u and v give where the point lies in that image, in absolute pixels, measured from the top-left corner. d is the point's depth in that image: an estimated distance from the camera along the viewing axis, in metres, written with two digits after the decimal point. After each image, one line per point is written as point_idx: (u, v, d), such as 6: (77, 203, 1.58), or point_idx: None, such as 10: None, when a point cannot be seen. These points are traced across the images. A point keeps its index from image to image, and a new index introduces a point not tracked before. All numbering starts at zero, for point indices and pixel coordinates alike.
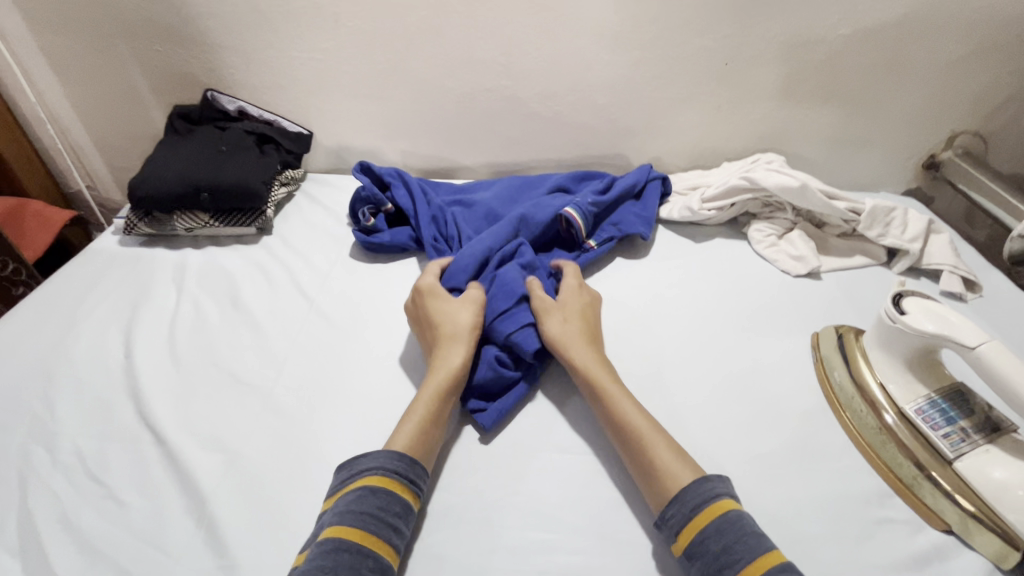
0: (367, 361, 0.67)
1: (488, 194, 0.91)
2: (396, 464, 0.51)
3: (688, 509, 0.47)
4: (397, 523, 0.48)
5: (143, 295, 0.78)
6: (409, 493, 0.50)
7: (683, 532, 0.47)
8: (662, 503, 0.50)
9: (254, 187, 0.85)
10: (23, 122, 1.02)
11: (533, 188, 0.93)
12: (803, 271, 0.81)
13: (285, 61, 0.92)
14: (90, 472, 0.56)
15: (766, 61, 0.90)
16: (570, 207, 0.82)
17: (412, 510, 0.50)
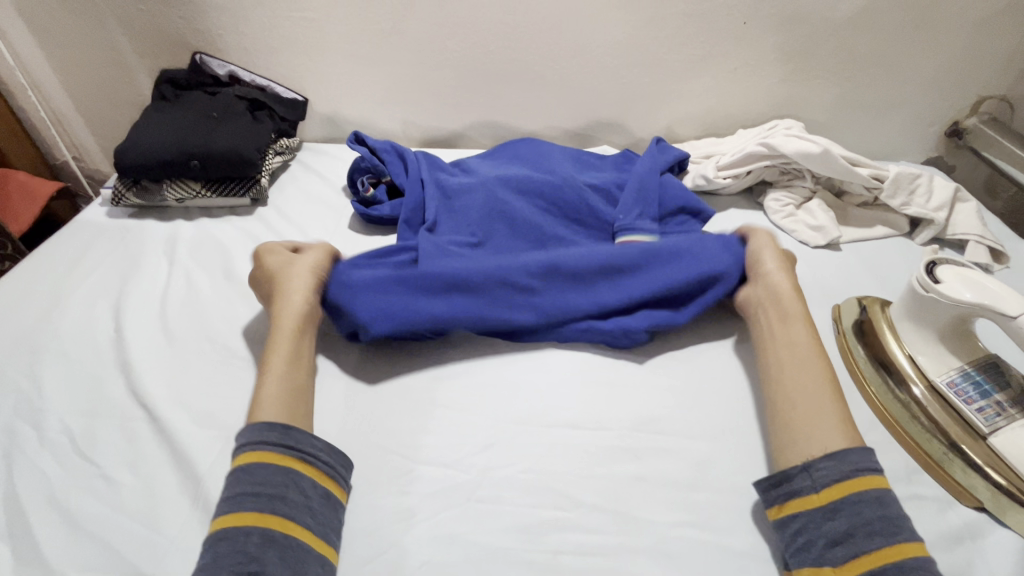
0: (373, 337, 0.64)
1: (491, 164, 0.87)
2: (262, 435, 0.48)
3: (845, 471, 0.45)
4: (284, 493, 0.45)
5: (133, 268, 0.74)
6: (291, 459, 0.48)
7: (833, 489, 0.45)
8: (811, 455, 0.48)
9: (247, 154, 0.80)
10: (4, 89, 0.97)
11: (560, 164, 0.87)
12: (822, 241, 0.77)
13: (276, 20, 0.87)
14: (79, 449, 0.53)
15: (788, 19, 0.84)
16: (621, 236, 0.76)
17: (304, 478, 0.47)
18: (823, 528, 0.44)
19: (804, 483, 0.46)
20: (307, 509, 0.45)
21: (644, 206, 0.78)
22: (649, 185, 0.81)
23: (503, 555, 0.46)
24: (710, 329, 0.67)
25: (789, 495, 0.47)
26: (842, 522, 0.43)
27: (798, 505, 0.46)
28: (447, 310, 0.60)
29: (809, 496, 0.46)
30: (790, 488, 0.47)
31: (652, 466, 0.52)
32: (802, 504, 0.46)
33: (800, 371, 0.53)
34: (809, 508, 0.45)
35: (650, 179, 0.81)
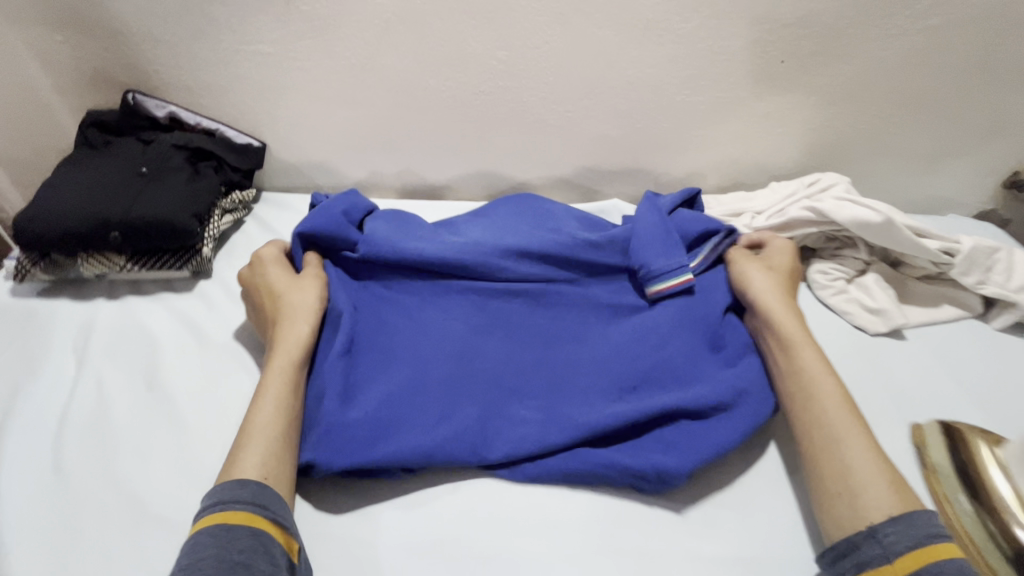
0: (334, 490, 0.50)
1: (484, 222, 0.73)
2: (235, 496, 0.44)
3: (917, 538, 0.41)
4: (252, 561, 0.40)
5: (30, 372, 0.59)
6: (264, 522, 0.43)
7: (914, 556, 0.40)
8: (873, 520, 0.44)
9: (183, 222, 0.66)
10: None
11: (553, 222, 0.73)
12: (883, 328, 0.64)
13: (224, 54, 0.72)
14: None
15: (834, 57, 0.72)
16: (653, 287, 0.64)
17: (272, 542, 0.42)
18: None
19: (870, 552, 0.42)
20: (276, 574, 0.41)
21: (665, 242, 0.66)
22: (664, 225, 0.68)
23: None
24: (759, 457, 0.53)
25: (862, 565, 0.42)
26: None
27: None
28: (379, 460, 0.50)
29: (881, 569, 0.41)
30: (860, 558, 0.42)
31: None
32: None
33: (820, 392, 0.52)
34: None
35: (660, 218, 0.69)
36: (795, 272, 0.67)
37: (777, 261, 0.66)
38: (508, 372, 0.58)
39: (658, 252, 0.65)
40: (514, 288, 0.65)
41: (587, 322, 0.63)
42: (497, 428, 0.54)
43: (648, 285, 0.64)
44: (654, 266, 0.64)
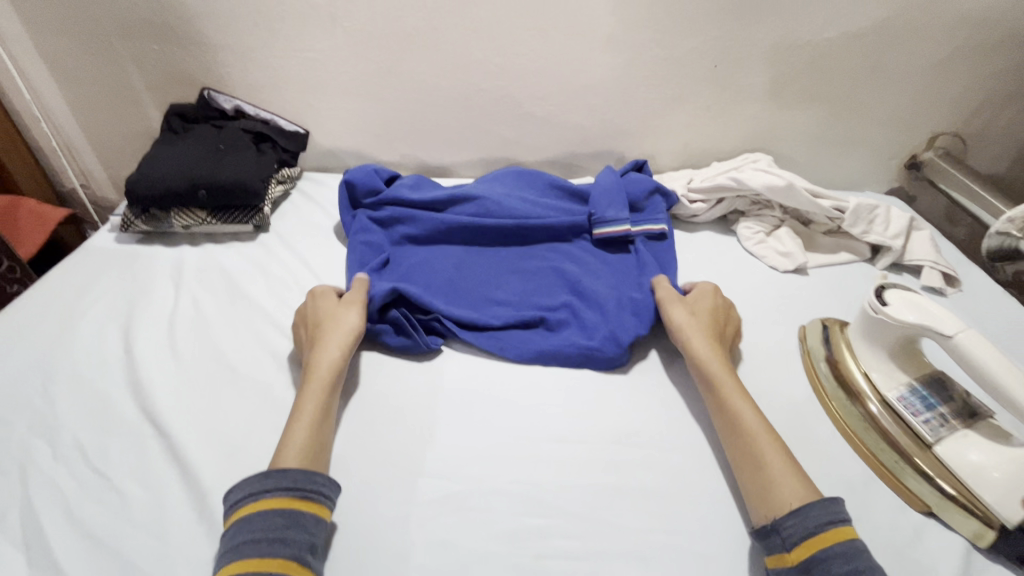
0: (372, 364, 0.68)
1: (483, 184, 0.92)
2: (292, 483, 0.49)
3: (812, 525, 0.46)
4: (313, 543, 0.47)
5: (141, 290, 0.78)
6: (317, 507, 0.49)
7: (802, 544, 0.46)
8: (778, 512, 0.49)
9: (252, 185, 0.86)
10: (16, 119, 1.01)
11: (533, 190, 0.93)
12: (790, 267, 0.83)
13: (281, 60, 0.93)
14: (91, 464, 0.56)
15: (756, 62, 0.92)
16: (599, 228, 0.86)
17: (323, 519, 0.49)
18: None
19: (778, 538, 0.48)
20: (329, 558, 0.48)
21: (613, 198, 0.87)
22: (618, 183, 0.89)
23: (491, 558, 0.50)
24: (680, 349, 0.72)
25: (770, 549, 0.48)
26: None
27: (778, 562, 0.47)
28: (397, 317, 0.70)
29: (782, 555, 0.47)
30: (769, 542, 0.48)
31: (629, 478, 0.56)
32: (777, 562, 0.47)
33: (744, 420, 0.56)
34: (786, 566, 0.46)
35: (611, 179, 0.89)
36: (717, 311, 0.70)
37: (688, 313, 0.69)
38: (497, 282, 0.81)
39: (607, 206, 0.86)
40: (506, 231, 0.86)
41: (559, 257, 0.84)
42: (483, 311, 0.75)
43: (596, 230, 0.86)
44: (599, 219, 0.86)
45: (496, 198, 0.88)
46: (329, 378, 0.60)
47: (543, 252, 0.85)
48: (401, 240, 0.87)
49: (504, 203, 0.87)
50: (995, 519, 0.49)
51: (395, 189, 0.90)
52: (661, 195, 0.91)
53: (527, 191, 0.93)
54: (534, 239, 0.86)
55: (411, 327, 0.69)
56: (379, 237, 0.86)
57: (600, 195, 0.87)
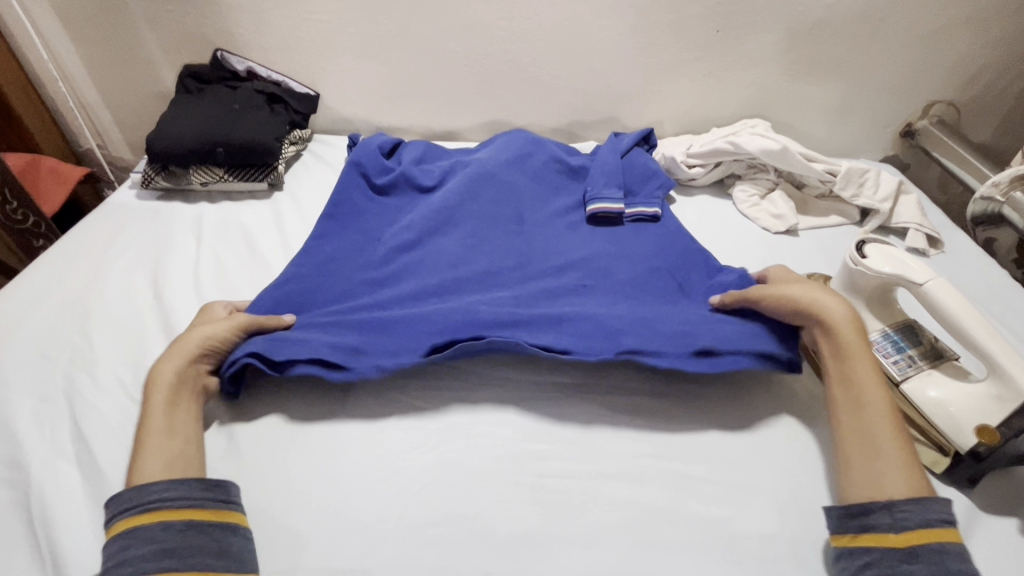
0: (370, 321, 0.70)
1: (486, 156, 0.91)
2: (129, 503, 0.48)
3: (928, 517, 0.46)
4: (166, 548, 0.46)
5: (166, 245, 0.83)
6: (165, 511, 0.48)
7: (909, 532, 0.46)
8: (893, 493, 0.49)
9: (267, 143, 0.89)
10: (37, 80, 1.04)
11: (537, 161, 0.94)
12: (781, 228, 0.87)
13: (292, 21, 0.95)
14: (130, 394, 0.62)
15: (757, 29, 0.94)
16: (595, 204, 0.86)
17: (174, 522, 0.47)
18: (898, 568, 0.45)
19: (884, 521, 0.47)
20: (199, 551, 0.46)
21: (608, 178, 0.88)
22: (618, 164, 0.91)
23: (495, 476, 0.55)
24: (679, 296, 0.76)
25: (863, 529, 0.48)
26: (921, 567, 0.44)
27: (869, 540, 0.47)
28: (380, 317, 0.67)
29: (884, 535, 0.47)
30: (867, 522, 0.48)
31: (622, 410, 0.62)
32: (879, 540, 0.47)
33: (867, 415, 0.53)
34: (883, 545, 0.46)
35: (610, 160, 0.91)
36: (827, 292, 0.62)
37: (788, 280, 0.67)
38: (495, 265, 0.76)
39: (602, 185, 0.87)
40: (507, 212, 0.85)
41: (559, 233, 0.84)
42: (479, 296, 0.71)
43: (591, 205, 0.86)
44: (595, 199, 0.86)
45: (494, 172, 0.88)
46: (169, 390, 0.56)
47: (543, 232, 0.84)
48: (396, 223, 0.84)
49: (503, 177, 0.88)
50: (951, 447, 0.54)
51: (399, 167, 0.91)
52: (662, 179, 0.89)
53: (528, 164, 0.92)
54: (533, 210, 0.87)
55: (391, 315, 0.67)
56: (371, 221, 0.85)
57: (601, 176, 0.89)
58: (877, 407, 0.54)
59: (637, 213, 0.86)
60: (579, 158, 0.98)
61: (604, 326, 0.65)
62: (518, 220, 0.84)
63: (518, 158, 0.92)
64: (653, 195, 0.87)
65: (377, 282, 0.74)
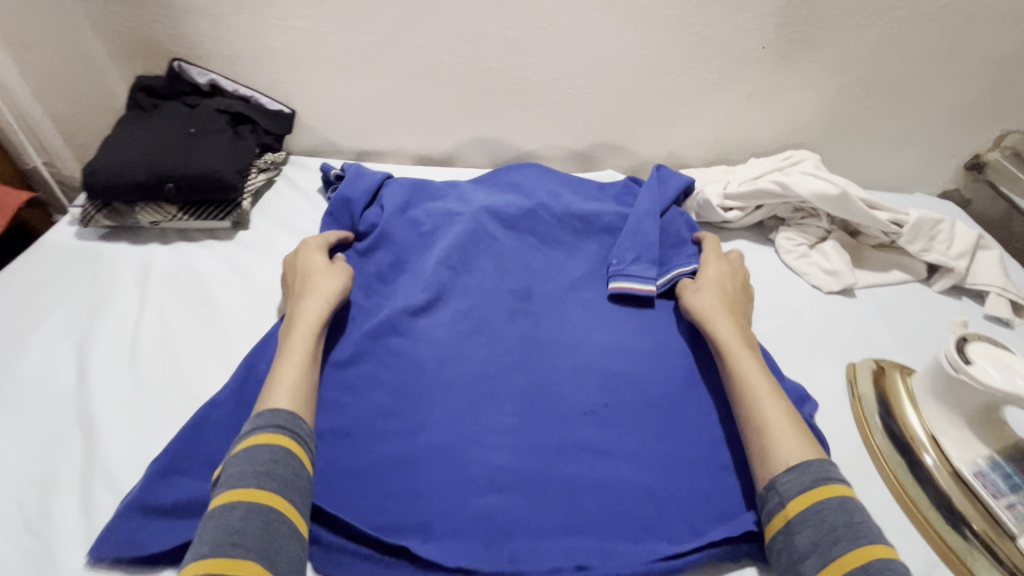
0: (339, 429, 0.57)
1: (480, 208, 0.77)
2: (256, 424, 0.50)
3: (826, 476, 0.47)
4: (272, 470, 0.47)
5: (101, 301, 0.69)
6: (283, 438, 0.49)
7: (807, 492, 0.46)
8: (776, 472, 0.49)
9: (227, 177, 0.75)
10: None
11: (553, 220, 0.78)
12: (836, 287, 0.74)
13: (260, 28, 0.81)
14: (31, 524, 0.49)
15: (809, 45, 0.79)
16: (619, 282, 0.71)
17: (265, 447, 0.48)
18: (800, 543, 0.44)
19: (787, 483, 0.48)
20: (294, 488, 0.47)
21: (640, 248, 0.73)
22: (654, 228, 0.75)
23: None
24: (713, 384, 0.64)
25: (768, 517, 0.48)
26: (811, 536, 0.44)
27: (774, 526, 0.47)
28: (353, 461, 0.55)
29: (781, 515, 0.47)
30: (767, 509, 0.48)
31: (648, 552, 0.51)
32: (777, 523, 0.47)
33: (754, 381, 0.56)
34: (784, 526, 0.46)
35: (649, 222, 0.75)
36: (724, 279, 0.70)
37: (716, 272, 0.70)
38: (494, 375, 0.63)
39: (632, 259, 0.73)
40: (508, 291, 0.71)
41: (572, 315, 0.70)
42: (479, 422, 0.58)
43: (611, 284, 0.72)
44: (620, 270, 0.72)
45: (489, 233, 0.76)
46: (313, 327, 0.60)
47: (553, 317, 0.70)
48: (373, 301, 0.70)
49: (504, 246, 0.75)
50: None
51: (383, 225, 0.76)
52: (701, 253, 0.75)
53: (534, 221, 0.77)
54: (542, 282, 0.73)
55: (365, 465, 0.55)
56: None
57: (632, 243, 0.74)
58: (760, 381, 0.56)
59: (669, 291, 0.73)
60: (609, 203, 0.81)
61: (625, 493, 0.54)
62: (523, 299, 0.71)
63: (526, 215, 0.77)
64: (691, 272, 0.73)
65: (346, 390, 0.60)
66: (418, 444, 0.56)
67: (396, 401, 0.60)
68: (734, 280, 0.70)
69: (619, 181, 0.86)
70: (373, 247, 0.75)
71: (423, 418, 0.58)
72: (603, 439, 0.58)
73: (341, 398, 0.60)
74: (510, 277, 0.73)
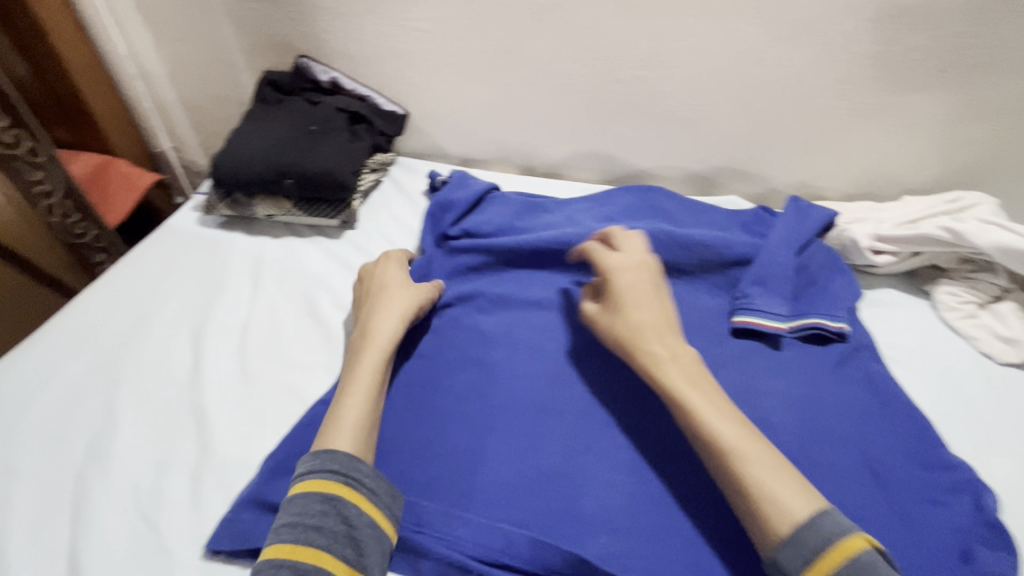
0: (439, 447, 0.55)
1: (597, 224, 0.73)
2: (307, 467, 0.48)
3: (826, 536, 0.40)
4: (321, 524, 0.45)
5: (219, 289, 0.70)
6: (332, 485, 0.47)
7: (818, 564, 0.39)
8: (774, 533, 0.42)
9: (341, 177, 0.75)
10: (110, 64, 0.94)
11: (679, 248, 0.71)
12: (1014, 359, 0.62)
13: (386, 29, 0.80)
14: (143, 510, 0.49)
15: (1004, 70, 0.68)
16: (744, 316, 0.65)
17: (319, 496, 0.46)
18: None
19: (790, 561, 0.40)
20: (341, 543, 0.45)
21: (773, 283, 0.67)
22: (789, 264, 0.68)
23: None
24: (855, 452, 0.56)
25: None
26: None
27: None
28: (454, 478, 0.52)
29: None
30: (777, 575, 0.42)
31: None
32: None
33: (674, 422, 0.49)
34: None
35: (784, 256, 0.68)
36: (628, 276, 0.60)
37: (629, 282, 0.58)
38: None
39: (759, 290, 0.66)
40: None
41: (695, 349, 0.65)
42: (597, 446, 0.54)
43: (736, 316, 0.66)
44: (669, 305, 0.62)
45: None
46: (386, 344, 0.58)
47: None
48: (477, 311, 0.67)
49: None
50: None
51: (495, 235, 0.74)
52: (846, 299, 0.66)
53: (653, 239, 0.71)
54: None
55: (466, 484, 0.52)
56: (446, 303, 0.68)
57: (762, 276, 0.67)
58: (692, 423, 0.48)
59: (801, 333, 0.65)
60: (738, 232, 0.74)
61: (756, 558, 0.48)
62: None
63: (645, 234, 0.71)
64: (830, 317, 0.65)
65: (448, 404, 0.58)
66: (527, 469, 0.52)
67: (498, 417, 0.56)
68: (647, 286, 0.58)
69: (748, 209, 0.78)
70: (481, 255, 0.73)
71: (526, 444, 0.54)
72: None
73: (450, 411, 0.57)
74: None
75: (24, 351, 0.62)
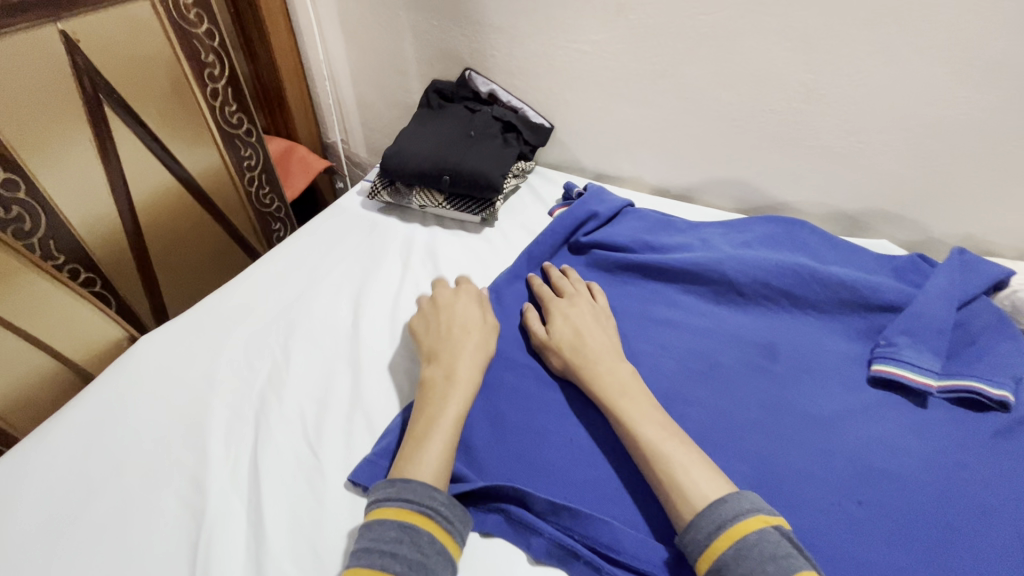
0: (557, 435, 0.58)
1: (731, 250, 0.73)
2: (385, 493, 0.49)
3: (730, 515, 0.45)
4: (396, 550, 0.45)
5: (375, 264, 0.81)
6: (410, 513, 0.47)
7: (711, 547, 0.45)
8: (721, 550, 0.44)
9: (491, 179, 0.82)
10: (306, 63, 1.11)
11: (818, 285, 0.68)
12: None
13: (550, 48, 0.86)
14: (307, 434, 0.59)
15: None
16: (886, 365, 0.62)
17: (403, 523, 0.46)
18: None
19: (696, 534, 0.46)
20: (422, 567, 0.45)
21: (925, 335, 0.62)
22: (948, 319, 0.63)
23: None
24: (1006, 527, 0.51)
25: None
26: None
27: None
28: (569, 465, 0.56)
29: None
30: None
31: None
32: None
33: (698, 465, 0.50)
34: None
35: (942, 309, 0.63)
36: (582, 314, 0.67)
37: (576, 316, 0.66)
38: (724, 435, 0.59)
39: (907, 341, 0.62)
40: (751, 342, 0.67)
41: (825, 390, 0.62)
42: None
43: (875, 364, 0.63)
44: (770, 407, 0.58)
45: (735, 274, 0.71)
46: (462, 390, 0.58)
47: (798, 389, 0.63)
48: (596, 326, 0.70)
49: (749, 296, 0.71)
50: None
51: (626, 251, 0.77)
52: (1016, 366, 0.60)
53: (791, 271, 0.70)
54: (787, 344, 0.67)
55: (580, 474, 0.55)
56: None
57: (913, 325, 0.63)
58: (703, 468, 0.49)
59: (952, 394, 0.60)
60: (887, 277, 0.70)
61: None
62: (768, 356, 0.66)
63: (782, 267, 0.70)
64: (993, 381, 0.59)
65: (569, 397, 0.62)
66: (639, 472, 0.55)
67: None
68: (591, 321, 0.66)
69: (901, 255, 0.74)
70: (611, 266, 0.77)
71: None
72: (847, 536, 0.51)
73: (568, 402, 0.61)
74: (749, 327, 0.69)
75: (224, 293, 0.75)
